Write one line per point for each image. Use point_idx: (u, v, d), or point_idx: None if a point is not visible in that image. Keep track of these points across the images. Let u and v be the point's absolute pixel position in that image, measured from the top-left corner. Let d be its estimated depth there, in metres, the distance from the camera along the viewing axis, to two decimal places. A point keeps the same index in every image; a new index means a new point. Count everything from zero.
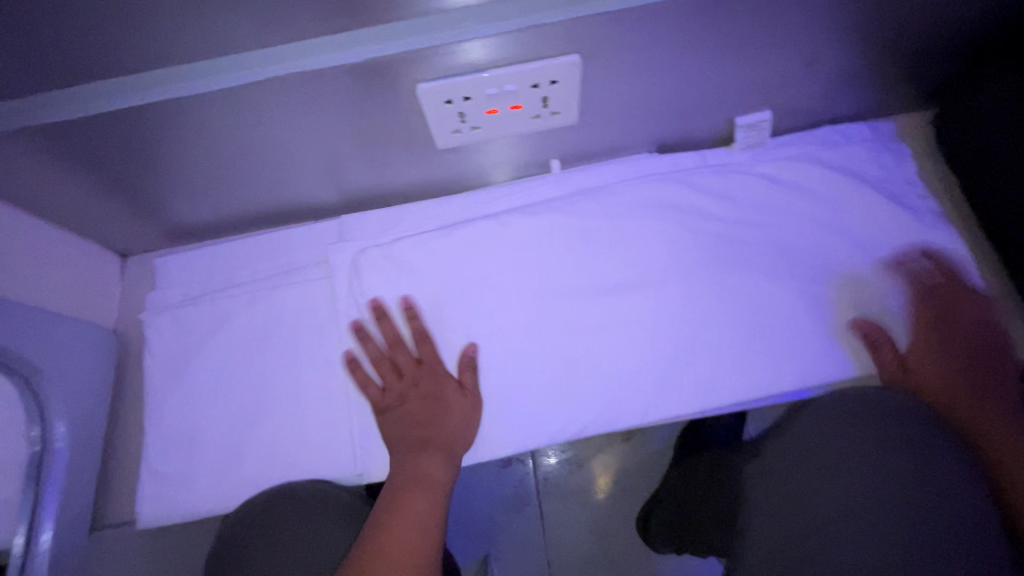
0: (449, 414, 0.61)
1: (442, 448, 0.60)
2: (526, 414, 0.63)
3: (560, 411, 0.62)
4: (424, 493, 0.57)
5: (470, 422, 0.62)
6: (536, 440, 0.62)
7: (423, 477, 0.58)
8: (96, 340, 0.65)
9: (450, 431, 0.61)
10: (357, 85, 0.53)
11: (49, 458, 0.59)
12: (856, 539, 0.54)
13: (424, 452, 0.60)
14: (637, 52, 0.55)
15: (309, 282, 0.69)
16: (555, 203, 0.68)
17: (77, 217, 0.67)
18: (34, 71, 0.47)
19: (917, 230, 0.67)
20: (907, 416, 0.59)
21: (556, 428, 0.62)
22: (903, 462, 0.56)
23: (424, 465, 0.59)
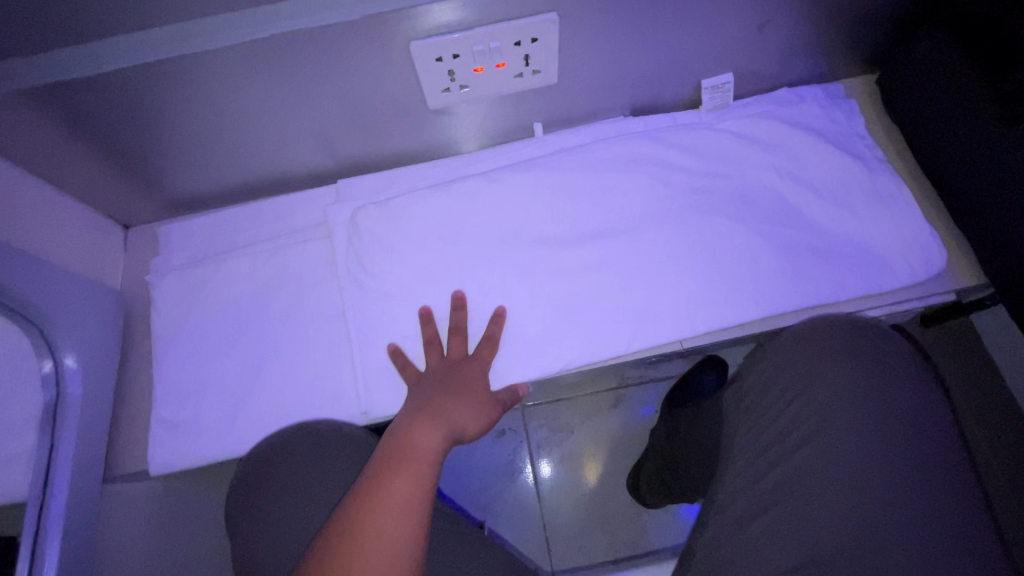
0: (462, 402, 0.62)
1: (442, 426, 0.59)
2: (516, 351, 0.67)
3: (548, 346, 0.67)
4: (409, 465, 0.56)
5: (483, 417, 0.63)
6: (525, 374, 0.67)
7: (417, 452, 0.57)
8: (104, 299, 0.68)
9: (454, 415, 0.61)
10: (353, 44, 0.58)
11: (65, 403, 0.61)
12: (824, 472, 0.60)
13: (423, 426, 0.59)
14: (609, 14, 0.61)
15: (310, 241, 0.73)
16: (538, 160, 0.74)
17: (82, 183, 0.70)
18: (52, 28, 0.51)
19: (867, 175, 0.72)
20: (860, 356, 0.64)
21: (545, 362, 0.67)
22: (860, 400, 0.62)
23: (420, 439, 0.58)
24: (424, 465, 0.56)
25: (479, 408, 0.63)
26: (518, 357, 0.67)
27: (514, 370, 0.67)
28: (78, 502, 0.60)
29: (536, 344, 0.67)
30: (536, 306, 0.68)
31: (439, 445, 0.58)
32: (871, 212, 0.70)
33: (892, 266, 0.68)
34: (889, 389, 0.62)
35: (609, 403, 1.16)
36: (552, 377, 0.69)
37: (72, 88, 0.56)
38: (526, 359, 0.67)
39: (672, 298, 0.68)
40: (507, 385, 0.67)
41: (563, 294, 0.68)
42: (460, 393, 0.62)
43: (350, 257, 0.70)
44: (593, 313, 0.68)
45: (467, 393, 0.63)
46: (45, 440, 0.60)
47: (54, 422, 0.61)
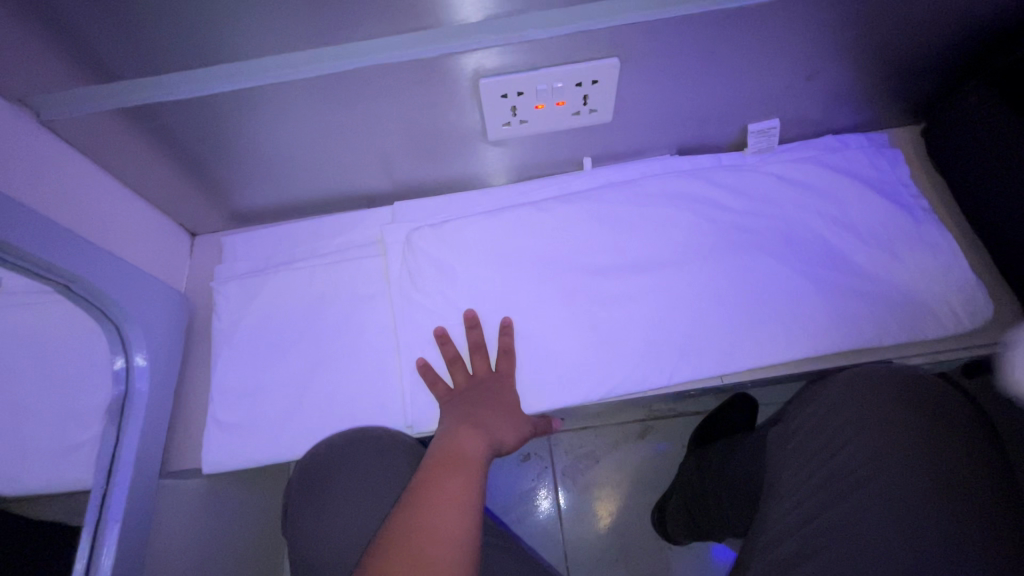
0: (502, 414, 0.65)
1: (484, 435, 0.62)
2: (556, 376, 0.69)
3: (585, 373, 0.69)
4: (459, 472, 0.57)
5: (519, 431, 0.66)
6: (564, 399, 0.68)
7: (466, 456, 0.59)
8: (173, 301, 0.72)
9: (495, 425, 0.64)
10: (427, 77, 0.62)
11: (131, 397, 0.66)
12: (878, 525, 0.59)
13: (469, 433, 0.62)
14: (666, 61, 0.65)
15: (366, 258, 0.77)
16: (587, 193, 0.77)
17: (162, 193, 0.76)
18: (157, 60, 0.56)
19: (911, 223, 0.73)
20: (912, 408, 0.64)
21: (583, 388, 0.68)
22: (916, 453, 0.62)
23: (466, 445, 0.60)
24: (472, 468, 0.58)
25: (517, 424, 0.66)
26: (556, 379, 0.69)
27: (555, 395, 0.68)
28: (136, 494, 0.63)
29: (575, 370, 0.69)
30: (579, 333, 0.70)
31: (484, 451, 0.61)
32: (915, 260, 0.71)
33: (935, 314, 0.69)
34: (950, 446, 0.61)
35: (635, 434, 1.16)
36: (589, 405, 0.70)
37: (170, 109, 0.61)
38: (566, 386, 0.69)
39: (715, 335, 0.69)
40: (548, 407, 0.69)
41: (606, 325, 0.70)
42: (497, 407, 0.66)
43: (403, 275, 0.73)
44: (634, 346, 0.69)
45: (506, 406, 0.66)
46: (111, 433, 0.63)
47: (120, 416, 0.64)
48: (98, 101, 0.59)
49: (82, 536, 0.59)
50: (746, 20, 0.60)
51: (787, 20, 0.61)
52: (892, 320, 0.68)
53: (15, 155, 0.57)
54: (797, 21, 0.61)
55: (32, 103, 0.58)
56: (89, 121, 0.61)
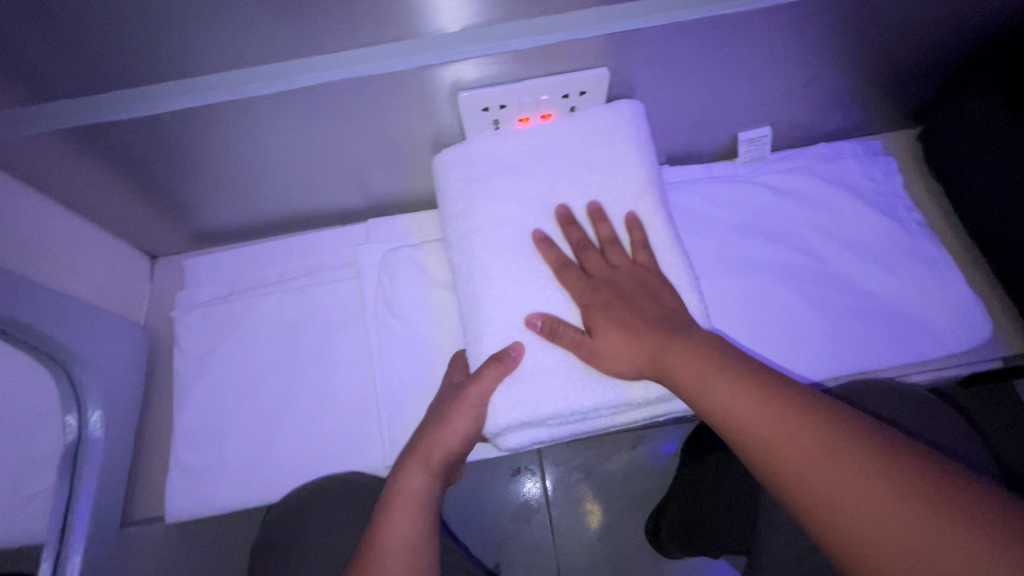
0: (442, 422, 0.54)
1: (426, 463, 0.54)
2: (523, 401, 0.51)
3: (538, 397, 0.51)
4: (397, 512, 0.52)
5: (471, 419, 0.53)
6: (529, 440, 0.54)
7: (404, 497, 0.53)
8: (129, 335, 0.66)
9: (436, 442, 0.54)
10: (403, 90, 0.57)
11: (85, 446, 0.59)
12: None
13: (409, 466, 0.54)
14: (656, 68, 0.60)
15: (338, 281, 0.71)
16: (545, 156, 0.59)
17: (114, 216, 0.69)
18: (96, 74, 0.50)
19: (908, 237, 0.70)
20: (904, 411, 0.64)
21: (536, 428, 0.53)
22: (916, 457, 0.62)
23: (407, 480, 0.54)
24: (412, 509, 0.52)
25: (474, 410, 0.52)
26: (512, 406, 0.51)
27: (521, 435, 0.54)
28: (93, 550, 0.58)
29: (538, 397, 0.51)
30: (548, 346, 0.53)
31: (430, 482, 0.54)
32: (913, 274, 0.68)
33: (934, 333, 0.66)
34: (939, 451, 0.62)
35: (628, 443, 1.11)
36: (567, 438, 0.57)
37: (117, 127, 0.55)
38: (521, 423, 0.52)
39: None
40: (504, 450, 0.57)
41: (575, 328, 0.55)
42: (440, 429, 0.54)
43: (378, 301, 0.68)
44: (615, 359, 0.52)
45: (447, 405, 0.54)
46: (63, 487, 0.57)
47: (72, 468, 0.58)
48: (36, 120, 0.53)
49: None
50: (744, 26, 0.56)
51: (784, 25, 0.57)
52: (889, 341, 0.65)
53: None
54: (796, 25, 0.57)
55: None
56: (26, 143, 0.54)
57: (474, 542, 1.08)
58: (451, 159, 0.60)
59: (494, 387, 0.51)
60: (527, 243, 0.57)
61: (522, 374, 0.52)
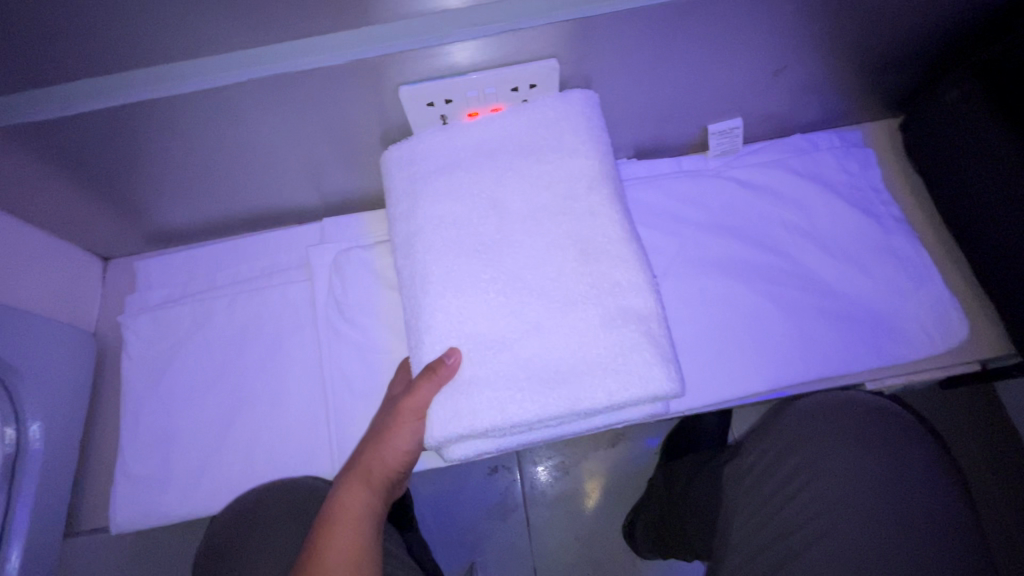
0: (382, 436, 0.52)
1: (366, 478, 0.52)
2: (460, 413, 0.49)
3: (477, 409, 0.49)
4: (339, 531, 0.50)
5: (412, 431, 0.52)
6: (475, 452, 0.52)
7: (343, 515, 0.51)
8: (74, 341, 0.65)
9: (376, 456, 0.52)
10: (340, 84, 0.54)
11: (24, 458, 0.58)
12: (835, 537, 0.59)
13: (349, 482, 0.52)
14: (612, 58, 0.57)
15: (290, 284, 0.69)
16: (495, 153, 0.56)
17: (58, 219, 0.67)
18: (12, 72, 0.48)
19: (881, 234, 0.66)
20: (864, 419, 0.65)
21: (478, 441, 0.51)
22: (877, 461, 0.62)
23: (348, 498, 0.52)
24: (351, 528, 0.50)
25: (413, 421, 0.51)
26: (449, 418, 0.49)
27: (464, 447, 0.51)
28: (35, 561, 0.57)
29: (476, 410, 0.49)
30: (495, 354, 0.50)
31: (370, 498, 0.52)
32: (887, 274, 0.65)
33: (907, 335, 0.63)
34: (906, 454, 0.62)
35: (607, 442, 1.10)
36: (516, 447, 0.55)
37: (41, 128, 0.53)
38: (461, 436, 0.49)
39: (671, 360, 0.50)
40: (454, 461, 0.55)
41: (516, 334, 0.50)
42: (379, 443, 0.52)
43: (329, 304, 0.65)
44: (559, 369, 0.49)
45: (385, 419, 0.53)
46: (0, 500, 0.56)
47: (10, 479, 0.57)
48: None
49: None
50: (697, 15, 0.53)
51: (745, 10, 0.53)
52: (859, 345, 0.62)
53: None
54: (758, 10, 0.53)
55: None
56: None
57: (449, 541, 1.07)
58: (398, 157, 0.57)
59: (431, 397, 0.49)
60: (470, 245, 0.53)
61: (460, 386, 0.49)
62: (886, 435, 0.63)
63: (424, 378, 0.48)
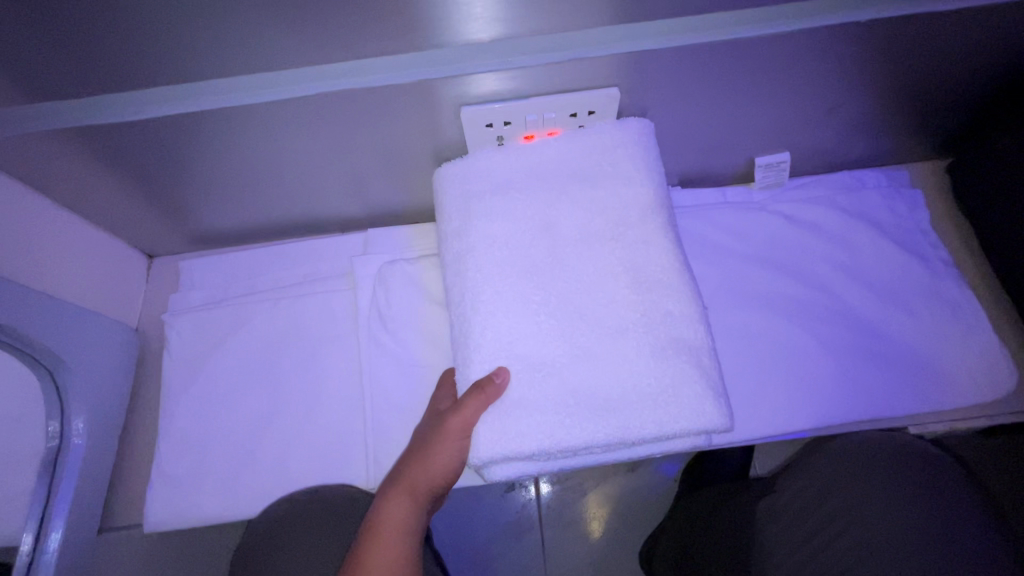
0: (428, 450, 0.52)
1: (410, 492, 0.52)
2: (508, 434, 0.49)
3: (525, 431, 0.49)
4: (382, 543, 0.50)
5: (457, 447, 0.51)
6: (516, 473, 0.52)
7: (386, 526, 0.51)
8: (119, 337, 0.66)
9: (421, 470, 0.52)
10: (402, 101, 0.55)
11: (66, 452, 0.58)
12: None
13: (394, 494, 0.53)
14: (670, 89, 0.57)
15: (332, 292, 0.69)
16: (550, 177, 0.56)
17: (111, 216, 0.69)
18: (89, 78, 0.50)
19: (928, 277, 0.66)
20: (911, 466, 0.63)
21: (519, 462, 0.51)
22: (921, 508, 0.59)
23: (392, 510, 0.52)
24: (395, 539, 0.50)
25: (459, 439, 0.51)
26: (496, 438, 0.49)
27: (507, 466, 0.51)
28: (67, 555, 0.58)
29: (524, 432, 0.49)
30: (545, 379, 0.50)
31: (415, 510, 0.52)
32: (934, 317, 0.64)
33: (953, 380, 0.62)
34: (955, 510, 0.59)
35: (626, 466, 1.08)
36: (557, 471, 0.54)
37: (110, 130, 0.54)
38: (506, 457, 0.49)
39: (721, 396, 0.50)
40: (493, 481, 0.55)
41: (567, 359, 0.50)
42: (425, 456, 0.52)
43: (372, 314, 0.66)
44: (608, 398, 0.49)
45: (430, 435, 0.53)
46: (41, 491, 0.57)
47: (53, 472, 0.58)
48: (33, 121, 0.53)
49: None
50: (761, 51, 0.53)
51: (807, 51, 0.54)
52: (902, 388, 0.62)
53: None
54: (819, 51, 0.54)
55: None
56: (19, 143, 0.54)
57: (463, 557, 1.06)
58: (451, 175, 0.58)
59: (478, 415, 0.49)
60: (522, 267, 0.53)
61: (509, 406, 0.49)
62: (934, 486, 0.61)
63: (472, 396, 0.48)
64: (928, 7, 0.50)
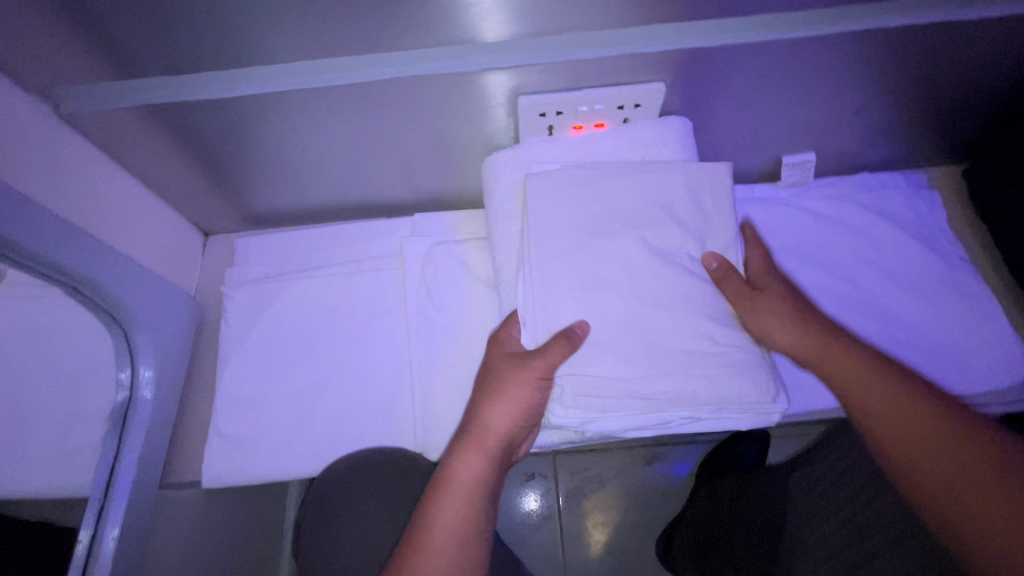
0: (494, 406, 0.56)
1: (477, 452, 0.55)
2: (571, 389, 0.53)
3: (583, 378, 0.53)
4: (449, 501, 0.53)
5: (524, 394, 0.55)
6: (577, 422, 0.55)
7: (455, 483, 0.54)
8: (181, 306, 0.70)
9: (486, 426, 0.56)
10: (464, 91, 0.59)
11: (134, 404, 0.63)
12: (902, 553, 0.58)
13: (462, 454, 0.55)
14: (712, 87, 0.61)
15: (382, 270, 0.74)
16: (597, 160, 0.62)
17: (176, 190, 0.73)
18: (174, 58, 0.52)
19: (947, 272, 0.70)
20: None
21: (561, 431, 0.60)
22: None
23: (459, 469, 0.55)
24: (464, 495, 0.53)
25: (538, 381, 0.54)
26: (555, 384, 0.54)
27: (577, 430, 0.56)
28: (135, 507, 0.61)
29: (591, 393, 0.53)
30: (595, 347, 0.54)
31: (479, 471, 0.55)
32: (953, 309, 0.68)
33: (972, 370, 0.65)
34: None
35: (644, 458, 1.12)
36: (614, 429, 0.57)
37: (188, 107, 0.57)
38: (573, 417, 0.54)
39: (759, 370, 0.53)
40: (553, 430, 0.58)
41: (615, 330, 0.54)
42: (494, 405, 0.56)
43: (420, 291, 0.70)
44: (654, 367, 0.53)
45: (494, 388, 0.56)
46: (110, 443, 0.61)
47: (121, 424, 0.62)
48: (122, 96, 0.56)
49: (82, 533, 0.57)
50: (807, 53, 0.56)
51: (844, 56, 0.57)
52: (924, 375, 0.65)
53: (13, 141, 0.53)
54: (856, 56, 0.57)
55: (53, 94, 0.56)
56: (108, 118, 0.58)
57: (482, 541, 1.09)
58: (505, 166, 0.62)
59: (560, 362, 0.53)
60: (572, 244, 0.57)
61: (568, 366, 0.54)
62: None
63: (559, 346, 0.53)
64: (971, 14, 0.53)
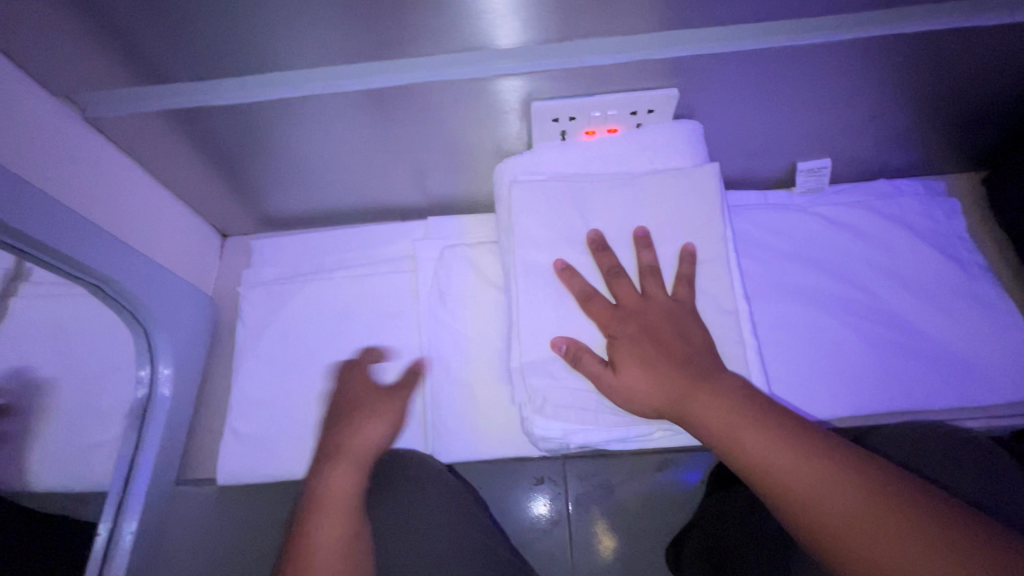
0: (357, 423, 0.58)
1: (345, 461, 0.56)
2: (574, 396, 0.54)
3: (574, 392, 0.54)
4: (335, 513, 0.53)
5: (381, 424, 0.59)
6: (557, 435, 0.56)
7: (330, 494, 0.54)
8: (198, 305, 0.71)
9: (350, 440, 0.58)
10: (476, 97, 0.59)
11: (153, 401, 0.65)
12: None
13: (333, 464, 0.56)
14: (726, 94, 0.61)
15: (395, 273, 0.74)
16: (605, 171, 0.64)
17: (194, 193, 0.75)
18: (192, 67, 0.54)
19: (965, 282, 0.69)
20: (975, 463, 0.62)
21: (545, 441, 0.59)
22: None
23: (337, 479, 0.55)
24: (343, 510, 0.53)
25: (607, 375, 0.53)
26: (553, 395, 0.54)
27: (567, 440, 0.56)
28: (150, 502, 0.62)
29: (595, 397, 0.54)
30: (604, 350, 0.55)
31: (352, 482, 0.55)
32: (970, 320, 0.67)
33: (991, 381, 0.64)
34: None
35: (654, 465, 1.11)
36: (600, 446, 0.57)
37: (205, 112, 0.59)
38: (563, 428, 0.55)
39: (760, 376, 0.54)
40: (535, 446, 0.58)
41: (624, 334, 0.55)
42: (356, 419, 0.59)
43: (432, 294, 0.70)
44: None
45: (366, 409, 0.59)
46: (128, 439, 0.62)
47: (140, 421, 0.64)
48: (143, 102, 0.58)
49: (100, 527, 0.59)
50: (821, 60, 0.56)
51: (860, 63, 0.57)
52: (940, 385, 0.64)
53: (43, 146, 0.55)
54: (872, 62, 0.57)
55: (78, 100, 0.58)
56: (130, 121, 0.60)
57: None
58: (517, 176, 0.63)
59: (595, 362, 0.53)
60: None
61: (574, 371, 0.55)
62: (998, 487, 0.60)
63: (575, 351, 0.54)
64: (989, 21, 0.52)
